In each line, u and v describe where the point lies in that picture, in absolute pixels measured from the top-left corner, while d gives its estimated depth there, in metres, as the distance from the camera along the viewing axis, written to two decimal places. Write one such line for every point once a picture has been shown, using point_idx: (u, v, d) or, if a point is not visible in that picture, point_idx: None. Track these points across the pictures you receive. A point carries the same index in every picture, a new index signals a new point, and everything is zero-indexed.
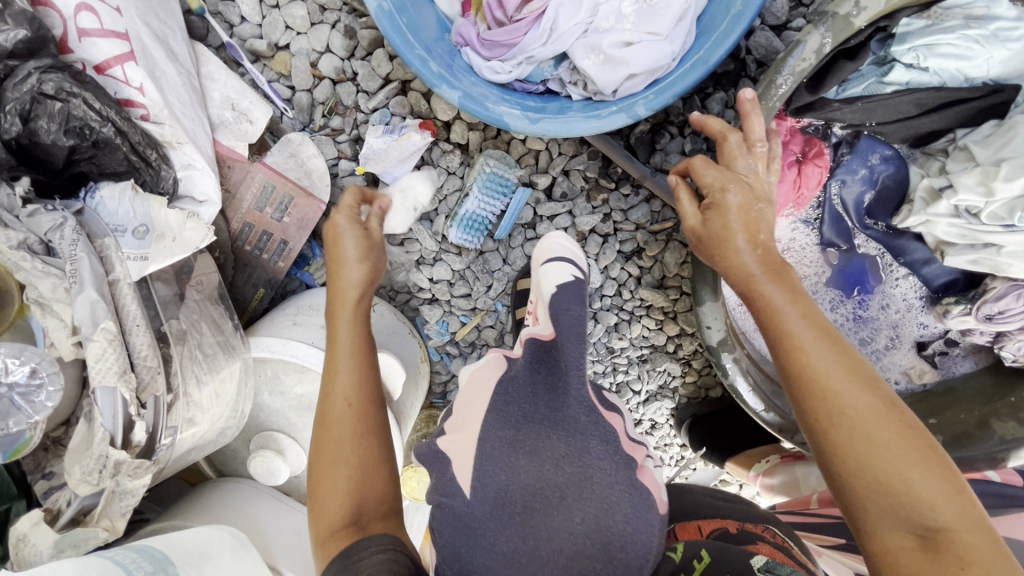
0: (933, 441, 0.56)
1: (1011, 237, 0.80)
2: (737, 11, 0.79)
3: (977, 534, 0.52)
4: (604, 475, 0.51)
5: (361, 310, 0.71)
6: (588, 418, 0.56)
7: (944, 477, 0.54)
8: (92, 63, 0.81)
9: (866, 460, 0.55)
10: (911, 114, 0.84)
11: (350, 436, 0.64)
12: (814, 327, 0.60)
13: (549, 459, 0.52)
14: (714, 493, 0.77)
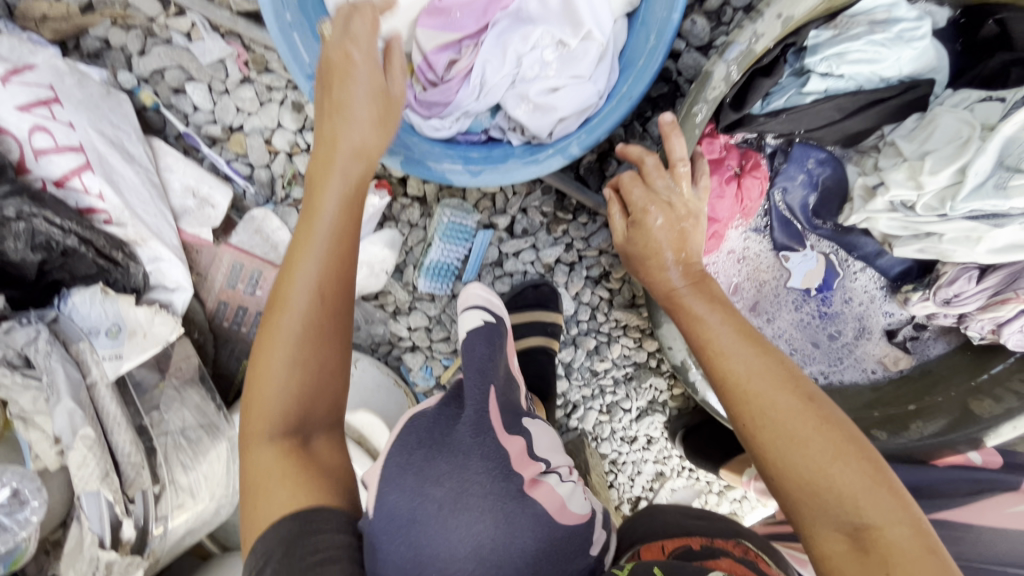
0: (858, 440, 0.60)
1: (948, 225, 0.82)
2: (652, 45, 0.85)
3: (900, 528, 0.55)
4: (479, 489, 0.58)
5: (337, 256, 0.66)
6: (474, 437, 0.62)
7: (865, 470, 0.57)
8: (52, 179, 0.86)
9: (789, 458, 0.60)
10: (835, 119, 0.87)
11: (296, 389, 0.63)
12: (737, 336, 0.69)
13: (434, 476, 0.58)
14: (686, 511, 0.81)
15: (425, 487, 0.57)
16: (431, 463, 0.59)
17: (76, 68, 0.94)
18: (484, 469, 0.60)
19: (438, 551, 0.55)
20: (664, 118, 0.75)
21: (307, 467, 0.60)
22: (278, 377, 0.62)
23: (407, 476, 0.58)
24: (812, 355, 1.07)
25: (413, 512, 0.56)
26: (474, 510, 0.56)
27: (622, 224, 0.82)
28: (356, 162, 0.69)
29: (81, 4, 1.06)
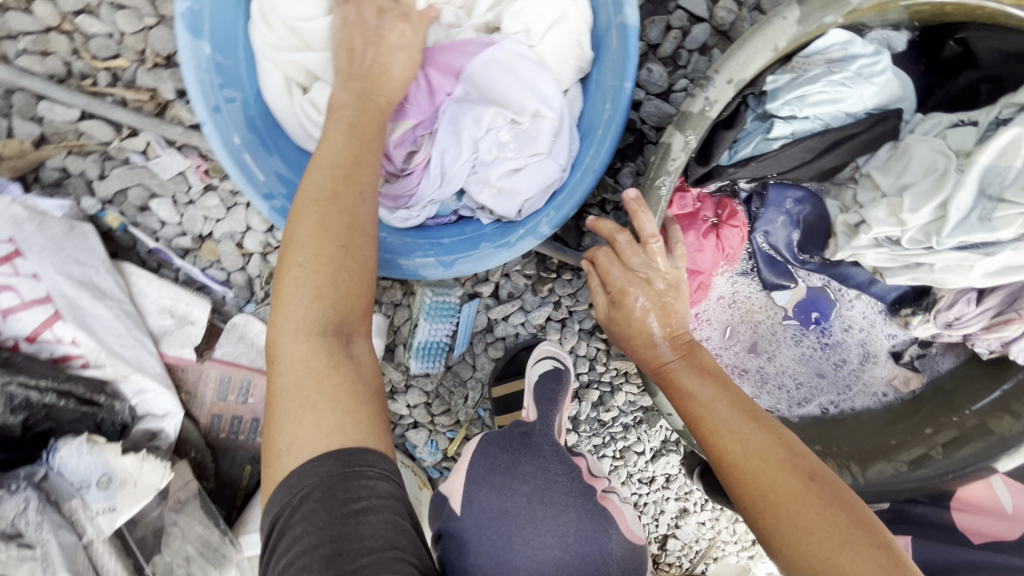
0: (867, 522, 0.57)
1: (936, 256, 0.79)
2: (608, 116, 0.83)
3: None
4: (560, 490, 0.76)
5: (361, 180, 0.63)
6: (554, 452, 0.82)
7: (876, 558, 0.54)
8: (23, 336, 0.85)
9: (795, 547, 0.57)
10: (807, 159, 0.83)
11: (329, 262, 0.57)
12: (731, 410, 0.66)
13: (518, 485, 0.75)
14: None
15: (518, 483, 0.75)
16: (518, 463, 0.79)
17: (36, 210, 0.92)
18: (563, 472, 0.79)
19: (527, 533, 0.70)
20: (628, 195, 0.73)
21: (340, 363, 0.55)
22: (292, 304, 0.56)
23: (503, 478, 0.76)
24: (819, 387, 1.04)
25: (508, 505, 0.73)
26: (557, 502, 0.74)
27: (603, 301, 0.79)
28: (365, 101, 0.71)
29: (34, 138, 1.01)
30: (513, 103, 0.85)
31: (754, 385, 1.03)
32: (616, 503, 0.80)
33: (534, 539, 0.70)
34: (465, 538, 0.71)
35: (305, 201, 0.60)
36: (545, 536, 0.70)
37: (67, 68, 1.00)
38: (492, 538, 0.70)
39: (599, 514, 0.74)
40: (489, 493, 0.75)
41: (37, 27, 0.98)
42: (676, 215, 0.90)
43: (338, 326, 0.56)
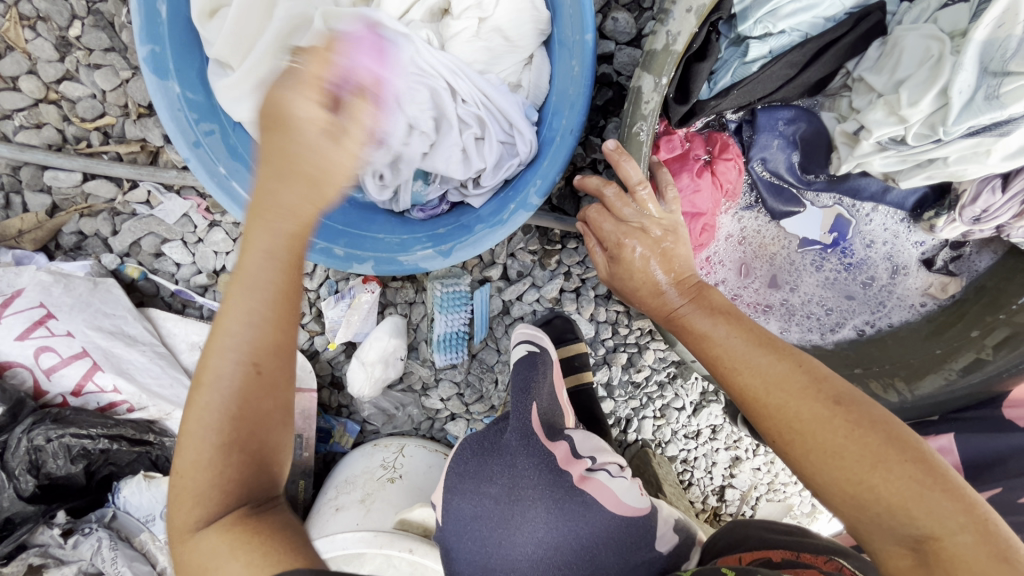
0: (901, 440, 0.54)
1: (947, 148, 0.74)
2: (577, 72, 0.81)
3: (963, 534, 0.50)
4: (530, 484, 0.74)
5: (267, 342, 0.51)
6: (520, 443, 0.79)
7: (913, 475, 0.52)
8: (69, 391, 0.90)
9: (828, 472, 0.55)
10: (791, 76, 0.80)
11: (231, 439, 0.50)
12: (749, 340, 0.64)
13: (490, 487, 0.74)
14: (772, 527, 0.78)
15: (486, 486, 0.74)
16: (486, 466, 0.77)
17: (59, 274, 0.96)
18: (532, 467, 0.76)
19: (503, 538, 0.70)
20: (606, 147, 0.73)
21: (258, 531, 0.49)
22: (193, 459, 0.49)
23: (472, 483, 0.75)
24: (851, 309, 1.01)
25: (480, 511, 0.72)
26: (526, 498, 0.72)
27: (603, 259, 0.78)
28: (284, 209, 0.51)
29: (46, 207, 1.06)
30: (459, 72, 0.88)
31: (781, 319, 1.00)
32: (602, 480, 0.77)
33: (510, 541, 0.70)
34: (455, 551, 0.73)
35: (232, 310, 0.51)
36: (519, 538, 0.70)
37: (62, 135, 1.04)
38: (473, 547, 0.71)
39: (569, 500, 0.73)
40: (464, 501, 0.74)
41: (26, 102, 1.02)
42: (666, 159, 0.87)
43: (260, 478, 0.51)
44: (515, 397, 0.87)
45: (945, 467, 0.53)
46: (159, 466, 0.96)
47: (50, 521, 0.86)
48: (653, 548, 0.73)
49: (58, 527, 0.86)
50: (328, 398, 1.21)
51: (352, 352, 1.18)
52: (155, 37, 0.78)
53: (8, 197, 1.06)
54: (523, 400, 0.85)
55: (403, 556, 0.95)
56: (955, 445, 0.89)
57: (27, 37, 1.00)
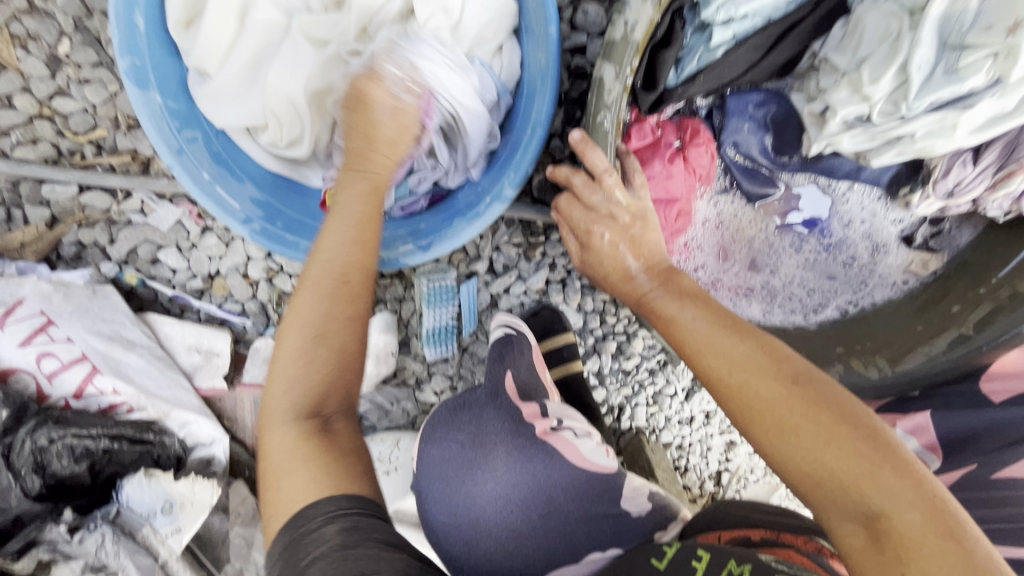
0: (853, 418, 0.56)
1: (913, 124, 0.75)
2: (544, 65, 0.83)
3: (911, 512, 0.51)
4: (494, 432, 0.83)
5: (342, 292, 0.66)
6: (490, 401, 0.88)
7: (863, 451, 0.54)
8: (71, 394, 0.94)
9: (784, 451, 0.57)
10: (756, 60, 0.80)
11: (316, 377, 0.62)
12: (712, 321, 0.66)
13: (458, 435, 0.84)
14: (757, 508, 0.79)
15: (454, 433, 0.84)
16: (458, 417, 0.86)
17: (60, 283, 1.00)
18: (497, 417, 0.85)
19: (467, 477, 0.79)
20: (572, 137, 0.75)
21: (330, 456, 0.59)
22: (282, 403, 0.62)
23: (443, 431, 0.85)
24: (833, 289, 1.01)
25: (449, 455, 0.82)
26: (490, 442, 0.82)
27: (575, 247, 0.80)
28: (364, 184, 0.73)
29: (46, 220, 1.10)
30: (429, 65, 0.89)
31: (763, 302, 1.00)
32: (566, 437, 0.87)
33: (474, 480, 0.78)
34: (425, 494, 0.81)
35: (318, 275, 0.67)
36: (482, 476, 0.78)
37: (57, 149, 1.08)
38: (441, 486, 0.80)
39: (530, 448, 0.82)
40: (435, 447, 0.84)
41: (22, 118, 1.06)
42: (638, 147, 0.88)
43: (327, 417, 0.62)
44: (492, 365, 0.97)
45: (897, 444, 0.55)
46: (160, 465, 0.98)
47: (58, 519, 0.90)
48: (617, 504, 0.81)
49: (64, 524, 0.89)
50: None
51: None
52: (134, 48, 0.80)
53: (9, 212, 1.10)
54: (495, 368, 0.94)
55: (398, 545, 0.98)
56: (931, 423, 0.91)
57: (19, 56, 1.04)
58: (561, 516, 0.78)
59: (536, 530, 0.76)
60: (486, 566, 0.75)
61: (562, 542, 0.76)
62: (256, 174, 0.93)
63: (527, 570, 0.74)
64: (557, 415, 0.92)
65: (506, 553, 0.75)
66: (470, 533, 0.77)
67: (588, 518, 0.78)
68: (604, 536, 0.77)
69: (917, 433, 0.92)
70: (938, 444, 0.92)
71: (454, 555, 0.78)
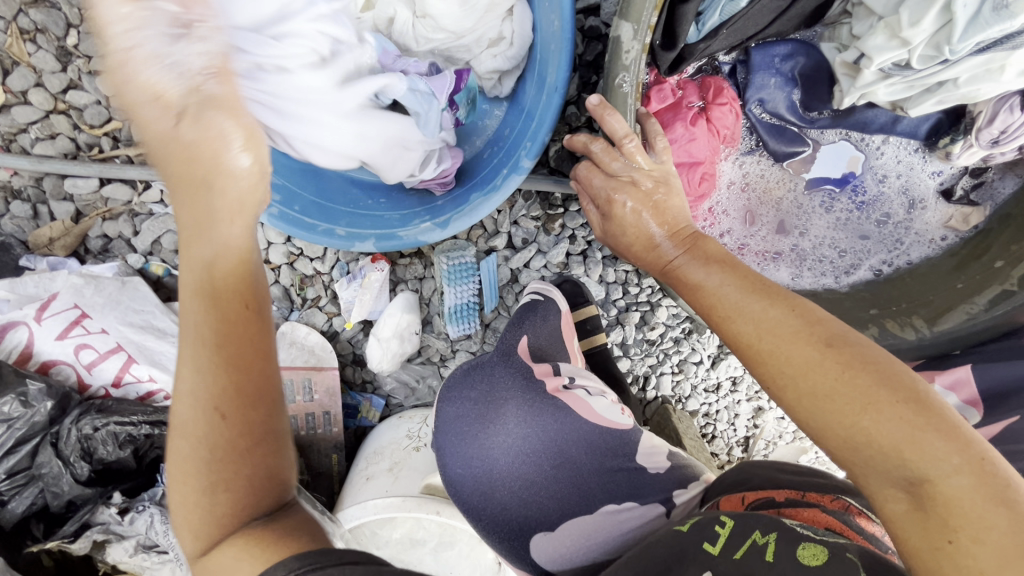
0: (896, 382, 0.54)
1: (956, 68, 0.70)
2: (557, 28, 0.79)
3: (958, 477, 0.49)
4: (505, 389, 0.86)
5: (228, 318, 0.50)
6: (501, 362, 0.90)
7: (901, 414, 0.52)
8: (109, 383, 0.97)
9: (820, 418, 0.56)
10: (784, 8, 0.76)
11: (221, 449, 0.49)
12: (747, 284, 0.64)
13: (469, 394, 0.87)
14: (782, 466, 0.78)
15: (467, 391, 0.87)
16: (471, 378, 0.89)
17: (89, 276, 1.02)
18: (508, 375, 0.88)
19: (480, 432, 0.83)
20: (590, 102, 0.72)
21: (263, 535, 0.48)
22: (197, 482, 0.49)
23: (457, 389, 0.88)
24: (866, 249, 0.98)
25: (461, 412, 0.85)
26: (501, 399, 0.85)
27: (596, 217, 0.78)
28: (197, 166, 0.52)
29: (71, 214, 1.11)
30: (438, 29, 0.87)
31: (792, 265, 0.98)
32: (579, 395, 0.88)
33: (487, 434, 0.82)
34: (440, 448, 0.85)
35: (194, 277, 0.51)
36: (494, 431, 0.82)
37: (75, 144, 1.08)
38: (458, 441, 0.84)
39: (542, 403, 0.84)
40: (450, 405, 0.87)
41: (38, 114, 1.07)
42: (658, 109, 0.85)
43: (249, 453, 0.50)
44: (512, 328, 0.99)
45: (942, 407, 0.53)
46: None
47: (108, 501, 0.93)
48: (633, 459, 0.84)
49: (115, 506, 0.93)
50: (353, 374, 1.24)
51: (369, 330, 1.21)
52: None
53: (35, 208, 1.11)
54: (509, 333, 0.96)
55: (433, 518, 1.00)
56: (972, 377, 0.85)
57: (29, 50, 1.04)
58: (574, 468, 0.82)
59: (550, 481, 0.81)
60: (502, 514, 0.81)
61: (576, 494, 0.80)
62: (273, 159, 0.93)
63: (540, 516, 0.80)
64: (570, 373, 0.93)
65: (521, 501, 0.81)
66: (485, 483, 0.82)
67: (604, 472, 0.82)
68: (620, 489, 0.81)
69: (957, 389, 0.86)
70: (980, 400, 0.86)
71: (472, 503, 0.83)
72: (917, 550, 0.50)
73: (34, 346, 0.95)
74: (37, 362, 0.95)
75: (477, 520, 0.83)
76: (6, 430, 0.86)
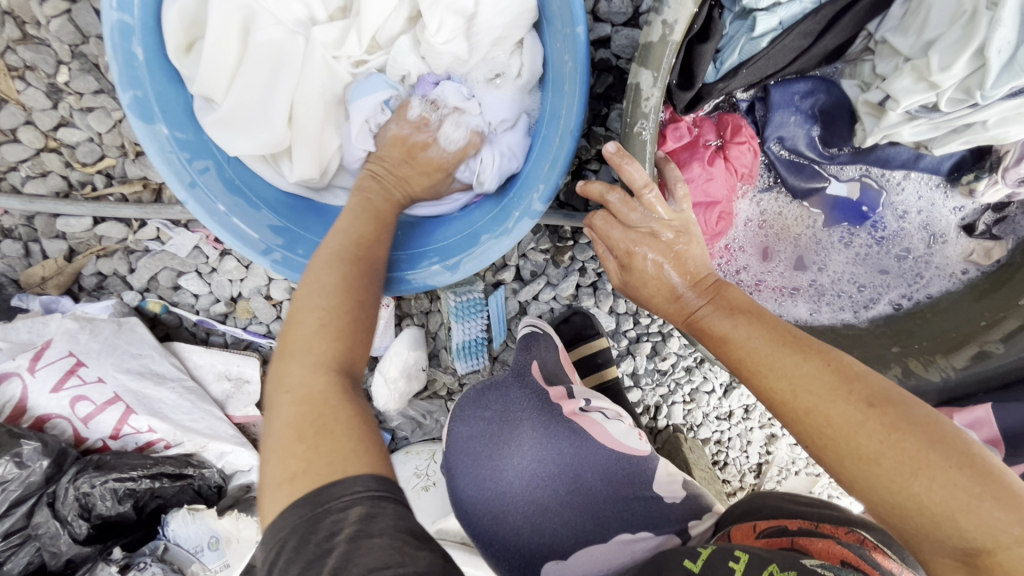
0: (945, 444, 0.51)
1: (985, 112, 0.68)
2: (571, 68, 0.76)
3: (1020, 548, 0.47)
4: (518, 412, 0.83)
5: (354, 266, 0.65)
6: (515, 385, 0.87)
7: (956, 478, 0.50)
8: (107, 436, 0.93)
9: (864, 481, 0.53)
10: (806, 47, 0.73)
11: (330, 360, 0.56)
12: (775, 331, 0.62)
13: (480, 417, 0.83)
14: (795, 498, 0.77)
15: (479, 411, 0.84)
16: (485, 396, 0.86)
17: (85, 319, 0.98)
18: (522, 396, 0.85)
19: (495, 454, 0.80)
20: (607, 149, 0.69)
21: (320, 443, 0.50)
22: (297, 390, 0.54)
23: (470, 408, 0.85)
24: (886, 284, 0.95)
25: (474, 431, 0.82)
26: (515, 420, 0.82)
27: (614, 265, 0.75)
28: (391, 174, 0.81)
29: (64, 253, 1.08)
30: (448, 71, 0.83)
31: (809, 301, 0.95)
32: (595, 419, 0.86)
33: (501, 457, 0.79)
34: (452, 470, 0.82)
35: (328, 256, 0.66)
36: (508, 454, 0.79)
37: (67, 181, 1.05)
38: (471, 462, 0.81)
39: (558, 425, 0.82)
40: (461, 424, 0.84)
41: (29, 152, 1.03)
42: (674, 148, 0.82)
43: (352, 383, 0.56)
44: (523, 351, 0.95)
45: (998, 471, 0.51)
46: (204, 495, 0.99)
47: (108, 559, 0.90)
48: (649, 487, 0.82)
49: (115, 564, 0.90)
50: None
51: (375, 366, 1.17)
52: (135, 81, 0.76)
53: (27, 247, 1.08)
54: (520, 351, 0.93)
55: None
56: (992, 416, 0.79)
57: (19, 87, 1.00)
58: (589, 495, 0.79)
59: (563, 506, 0.78)
60: (514, 540, 0.78)
61: (591, 522, 0.78)
62: (272, 200, 0.89)
63: (554, 544, 0.77)
64: (584, 396, 0.91)
65: (532, 526, 0.77)
66: (497, 507, 0.78)
67: (619, 499, 0.80)
68: (636, 518, 0.79)
69: (977, 428, 0.80)
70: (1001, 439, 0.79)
71: (481, 528, 0.80)
72: None
73: (28, 401, 0.91)
74: (32, 417, 0.91)
75: (488, 546, 0.80)
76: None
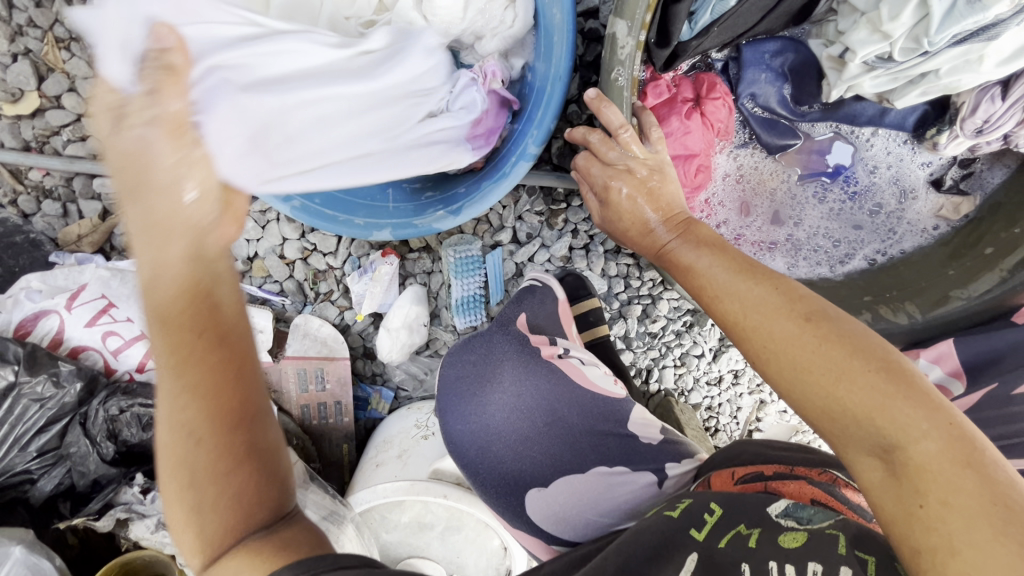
0: (867, 352, 0.56)
1: (936, 60, 0.74)
2: (559, 21, 0.84)
3: (927, 442, 0.50)
4: (502, 355, 0.89)
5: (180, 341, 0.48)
6: (500, 332, 0.92)
7: (872, 382, 0.54)
8: (134, 368, 1.02)
9: (799, 389, 0.58)
10: (772, 6, 0.79)
11: (203, 477, 0.47)
12: (729, 260, 0.69)
13: (468, 361, 0.90)
14: (772, 444, 0.78)
15: (465, 355, 0.91)
16: (472, 343, 0.92)
17: (116, 268, 1.07)
18: (505, 341, 0.91)
19: (480, 392, 0.87)
20: (588, 96, 0.77)
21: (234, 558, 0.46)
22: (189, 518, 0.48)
23: (457, 354, 0.92)
24: (860, 239, 1.01)
25: (461, 373, 0.90)
26: (499, 362, 0.88)
27: (596, 204, 0.83)
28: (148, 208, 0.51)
29: (99, 212, 1.17)
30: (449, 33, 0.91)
31: (787, 256, 1.01)
32: (573, 364, 0.90)
33: (484, 394, 0.87)
34: (442, 411, 0.90)
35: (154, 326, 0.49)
36: (491, 392, 0.87)
37: None
38: (459, 400, 0.88)
39: (537, 366, 0.88)
40: (451, 368, 0.91)
41: (70, 118, 1.13)
42: (654, 104, 0.89)
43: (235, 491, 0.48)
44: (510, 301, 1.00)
45: (915, 376, 0.54)
46: None
47: (131, 481, 0.96)
48: (624, 426, 0.87)
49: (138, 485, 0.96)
50: (362, 367, 1.26)
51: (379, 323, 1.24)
52: None
53: (65, 207, 1.17)
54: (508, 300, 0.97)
55: (440, 502, 1.03)
56: (955, 350, 0.86)
57: (64, 58, 1.11)
58: (566, 428, 0.86)
59: (541, 438, 0.85)
60: (498, 468, 0.85)
61: (568, 452, 0.85)
62: None
63: (534, 471, 0.84)
64: (565, 344, 0.93)
65: (515, 455, 0.85)
66: (483, 439, 0.86)
67: (594, 434, 0.86)
68: (612, 452, 0.84)
69: (941, 362, 0.87)
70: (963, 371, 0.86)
71: (469, 459, 0.87)
72: (892, 515, 0.50)
73: (64, 332, 1.00)
74: (67, 347, 1.00)
75: (475, 475, 0.87)
76: (39, 409, 0.91)
